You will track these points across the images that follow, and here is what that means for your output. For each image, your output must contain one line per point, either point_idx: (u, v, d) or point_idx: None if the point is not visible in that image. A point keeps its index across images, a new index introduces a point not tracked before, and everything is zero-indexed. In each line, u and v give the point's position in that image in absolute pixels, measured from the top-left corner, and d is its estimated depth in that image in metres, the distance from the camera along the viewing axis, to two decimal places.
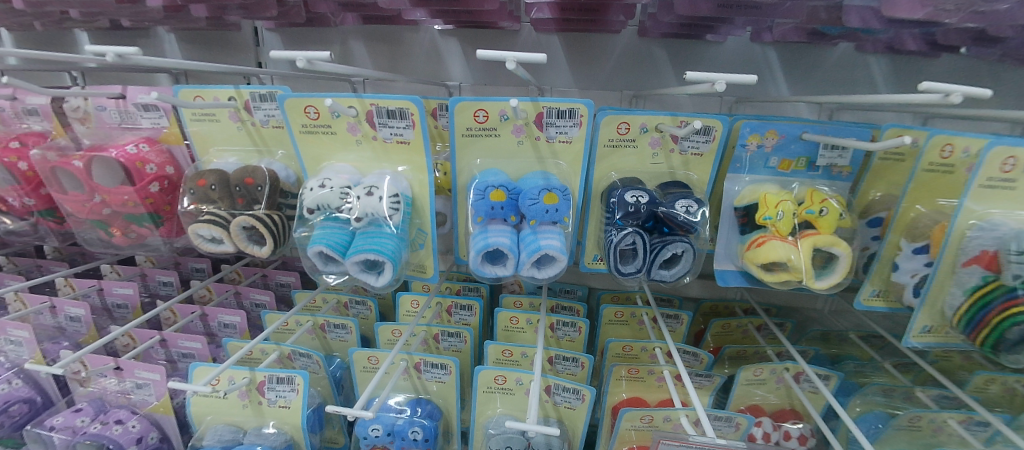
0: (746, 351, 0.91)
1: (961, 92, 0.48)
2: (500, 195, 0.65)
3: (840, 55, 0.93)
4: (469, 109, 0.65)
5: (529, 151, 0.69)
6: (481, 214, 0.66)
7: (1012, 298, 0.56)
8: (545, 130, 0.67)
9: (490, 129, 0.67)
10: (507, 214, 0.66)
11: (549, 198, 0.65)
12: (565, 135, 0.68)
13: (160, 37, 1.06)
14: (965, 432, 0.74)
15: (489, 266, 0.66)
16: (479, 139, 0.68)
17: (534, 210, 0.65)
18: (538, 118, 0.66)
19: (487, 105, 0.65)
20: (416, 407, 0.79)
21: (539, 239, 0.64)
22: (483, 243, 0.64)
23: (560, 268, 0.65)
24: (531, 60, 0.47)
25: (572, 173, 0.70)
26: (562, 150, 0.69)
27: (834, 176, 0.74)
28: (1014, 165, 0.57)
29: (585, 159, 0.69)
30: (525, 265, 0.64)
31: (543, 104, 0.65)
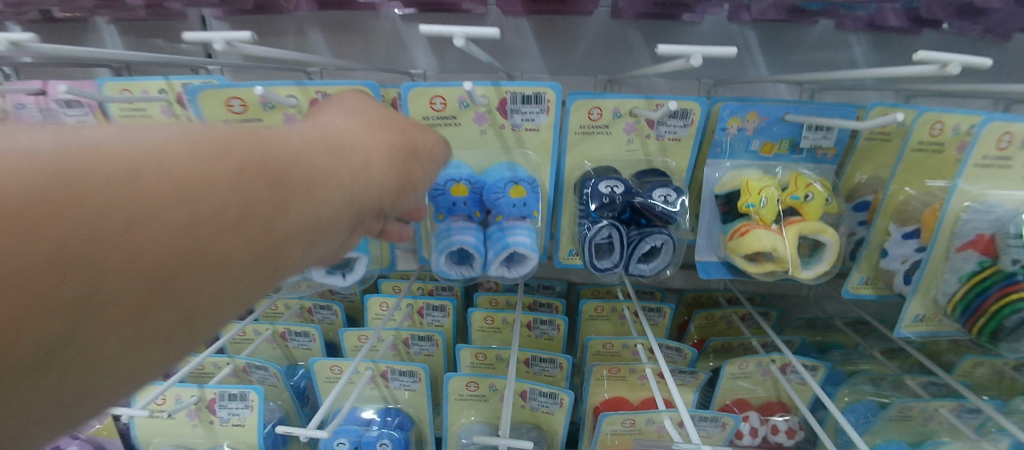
0: (731, 343, 0.88)
1: (959, 62, 0.44)
2: (463, 189, 0.60)
3: (821, 32, 0.88)
4: (425, 94, 0.60)
5: (493, 140, 0.64)
6: (443, 212, 0.61)
7: (1011, 284, 0.53)
8: (510, 117, 0.62)
9: (451, 118, 0.62)
10: (471, 210, 0.61)
11: (516, 191, 0.59)
12: (532, 123, 0.63)
13: (101, 30, 0.98)
14: (955, 420, 0.72)
15: (455, 267, 0.61)
16: (439, 129, 0.63)
17: (500, 205, 0.59)
18: (501, 105, 0.61)
19: (446, 91, 0.60)
20: (385, 417, 0.75)
21: (507, 237, 0.59)
22: (446, 243, 0.59)
23: (532, 267, 0.60)
24: (482, 36, 0.42)
25: (541, 163, 0.65)
26: (529, 139, 0.64)
27: (818, 159, 0.70)
28: (1009, 142, 0.55)
29: (555, 147, 0.64)
30: (493, 266, 0.60)
31: (507, 89, 0.60)
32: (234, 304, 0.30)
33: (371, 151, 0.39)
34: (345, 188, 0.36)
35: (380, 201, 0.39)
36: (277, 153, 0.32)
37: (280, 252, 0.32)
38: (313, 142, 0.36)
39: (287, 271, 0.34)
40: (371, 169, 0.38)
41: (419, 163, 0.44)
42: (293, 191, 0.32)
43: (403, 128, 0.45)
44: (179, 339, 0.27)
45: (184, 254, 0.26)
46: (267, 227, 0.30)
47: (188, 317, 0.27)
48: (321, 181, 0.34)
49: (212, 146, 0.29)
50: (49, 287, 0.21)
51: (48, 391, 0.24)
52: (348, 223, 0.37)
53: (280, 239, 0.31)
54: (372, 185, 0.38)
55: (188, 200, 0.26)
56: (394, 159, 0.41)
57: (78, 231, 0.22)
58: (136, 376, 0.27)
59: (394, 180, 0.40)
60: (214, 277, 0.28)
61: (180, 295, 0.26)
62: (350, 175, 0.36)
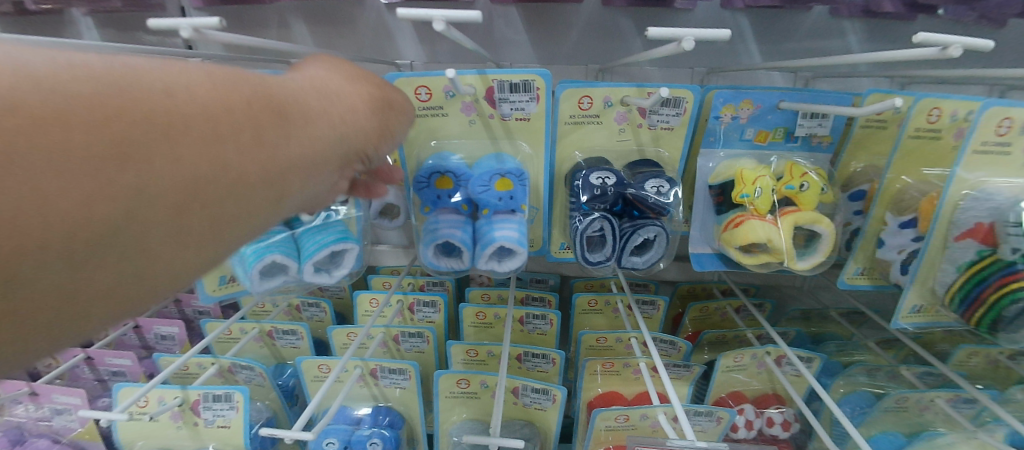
0: (726, 335, 0.87)
1: (961, 44, 0.42)
2: (448, 182, 0.59)
3: (815, 19, 0.87)
4: (410, 84, 0.58)
5: (482, 131, 0.62)
6: (429, 205, 0.61)
7: (1012, 273, 0.52)
8: (498, 107, 0.60)
9: (436, 108, 0.60)
10: (457, 203, 0.60)
11: (502, 184, 0.58)
12: (522, 112, 0.61)
13: (76, 22, 0.94)
14: (952, 411, 0.72)
15: (444, 260, 0.60)
16: (425, 120, 0.61)
17: (486, 197, 0.58)
18: (489, 94, 0.59)
19: (431, 80, 0.58)
20: (376, 416, 0.73)
21: (493, 230, 0.57)
22: (433, 236, 0.58)
23: (521, 260, 0.58)
24: (464, 20, 0.40)
25: (530, 154, 0.63)
26: (519, 129, 0.62)
27: (814, 147, 0.68)
28: (1009, 127, 0.54)
29: (546, 138, 0.63)
30: (480, 259, 0.58)
31: (494, 77, 0.58)
32: (253, 220, 0.32)
33: (356, 98, 0.41)
34: (337, 128, 0.38)
35: (366, 144, 0.41)
36: (275, 89, 0.35)
37: (290, 178, 0.34)
38: (305, 86, 0.38)
39: (295, 202, 0.36)
40: (358, 113, 0.40)
41: (401, 113, 0.46)
42: (293, 125, 0.34)
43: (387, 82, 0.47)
44: (207, 246, 0.30)
45: (212, 164, 0.28)
46: (277, 153, 0.33)
47: (215, 225, 0.30)
48: (316, 118, 0.36)
49: (222, 78, 0.32)
50: (112, 175, 0.24)
51: (106, 278, 0.26)
52: (342, 162, 0.39)
53: (290, 166, 0.34)
54: (360, 128, 0.40)
55: (211, 119, 0.29)
56: (378, 108, 0.43)
57: (129, 132, 0.25)
58: (176, 276, 0.29)
59: (378, 127, 0.42)
60: (237, 189, 0.30)
61: (209, 202, 0.29)
62: (340, 116, 0.38)
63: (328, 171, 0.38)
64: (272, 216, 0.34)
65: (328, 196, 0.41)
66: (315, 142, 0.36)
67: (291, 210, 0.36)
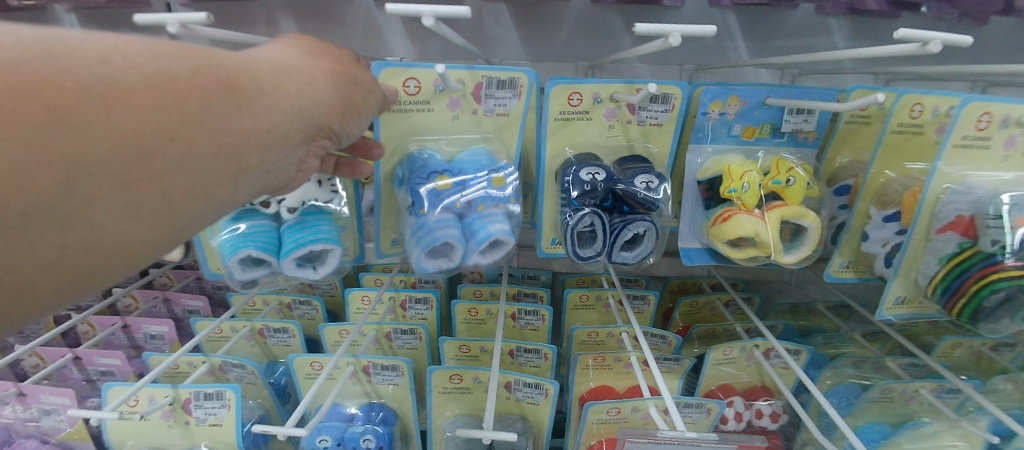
0: (715, 329, 0.88)
1: (940, 40, 0.43)
2: (447, 180, 0.58)
3: (801, 17, 0.88)
4: (398, 74, 0.58)
5: (465, 126, 0.62)
6: (426, 205, 0.57)
7: (992, 264, 0.53)
8: (483, 102, 0.61)
9: (424, 102, 0.60)
10: (455, 200, 0.57)
11: (497, 182, 0.59)
12: (503, 108, 0.62)
13: (60, 18, 0.93)
14: (936, 400, 0.73)
15: (433, 260, 0.56)
16: (412, 114, 0.61)
17: (483, 195, 0.58)
18: (476, 89, 0.60)
19: (421, 72, 0.58)
20: (369, 413, 0.74)
21: (486, 221, 0.55)
22: (430, 239, 0.54)
23: (507, 249, 0.57)
24: (453, 16, 0.40)
25: (511, 148, 0.64)
26: (501, 125, 0.63)
27: (800, 143, 0.69)
28: (988, 122, 0.56)
29: (522, 131, 0.64)
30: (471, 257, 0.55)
31: (483, 73, 0.59)
32: (209, 194, 0.33)
33: (316, 74, 0.42)
34: (297, 101, 0.39)
35: (330, 119, 0.42)
36: (227, 62, 0.35)
37: (248, 152, 0.34)
38: (262, 61, 0.38)
39: (255, 177, 0.36)
40: (316, 88, 0.41)
41: (368, 90, 0.47)
42: (252, 96, 0.35)
43: (348, 56, 0.47)
44: (157, 222, 0.30)
45: (156, 133, 0.28)
46: (230, 126, 0.33)
47: (166, 198, 0.30)
48: (273, 90, 0.37)
49: (168, 50, 0.32)
50: (46, 141, 0.24)
51: (47, 254, 0.26)
52: (305, 137, 0.40)
53: (250, 138, 0.34)
54: (322, 102, 0.41)
55: (152, 86, 0.29)
56: (339, 82, 0.44)
57: (65, 100, 0.25)
58: (124, 251, 0.29)
59: (340, 102, 0.43)
60: (188, 162, 0.30)
61: (158, 175, 0.29)
62: (300, 89, 0.39)
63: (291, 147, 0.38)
64: (229, 191, 0.34)
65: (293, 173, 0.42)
66: (274, 115, 0.36)
67: (254, 185, 0.37)
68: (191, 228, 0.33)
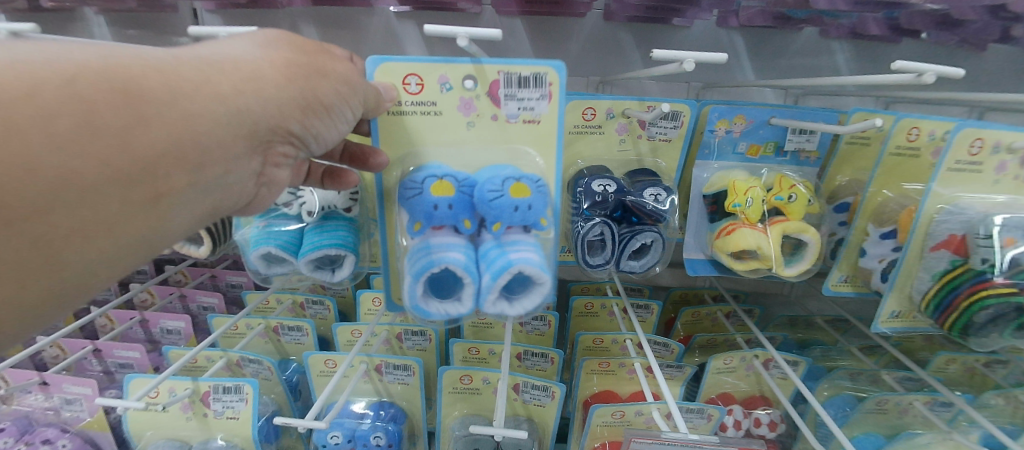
0: (716, 339, 0.91)
1: (934, 72, 0.47)
2: (447, 188, 0.51)
3: (806, 39, 0.92)
4: (398, 72, 0.53)
5: (484, 132, 0.56)
6: (420, 219, 0.50)
7: (982, 281, 0.56)
8: (504, 105, 0.55)
9: (428, 103, 0.54)
10: (459, 218, 0.51)
11: (518, 190, 0.50)
12: (530, 112, 0.55)
13: (88, 20, 0.95)
14: (929, 413, 0.76)
15: (435, 303, 0.49)
16: (418, 118, 0.55)
17: (498, 205, 0.50)
18: (494, 89, 0.54)
19: (425, 71, 0.53)
20: (379, 411, 0.76)
21: (509, 254, 0.48)
22: (426, 263, 0.47)
23: (541, 295, 0.49)
24: (485, 37, 0.43)
25: (548, 160, 0.57)
26: (527, 132, 0.56)
27: (802, 162, 0.73)
28: (980, 148, 0.59)
29: (558, 139, 0.56)
30: (490, 293, 0.47)
31: (502, 68, 0.53)
32: (100, 234, 0.32)
33: (268, 69, 0.40)
34: (238, 102, 0.37)
35: (284, 120, 0.40)
36: (186, 71, 0.36)
37: (171, 174, 0.34)
38: (198, 59, 0.37)
39: (185, 202, 0.36)
40: (266, 84, 0.39)
41: (337, 81, 0.44)
42: (178, 96, 0.34)
43: (320, 50, 0.45)
44: (31, 276, 0.30)
45: (11, 164, 0.27)
46: (130, 141, 0.31)
47: (35, 245, 0.29)
48: (199, 88, 0.35)
49: (36, 58, 0.30)
50: None
51: None
52: (250, 143, 0.39)
53: (177, 149, 0.34)
54: (272, 99, 0.39)
55: (5, 105, 0.27)
56: (300, 76, 0.41)
57: None
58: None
59: (299, 98, 0.41)
60: (63, 197, 0.29)
61: (20, 218, 0.27)
62: (242, 86, 0.38)
63: (233, 157, 0.38)
64: (141, 225, 0.34)
65: (246, 190, 0.42)
66: (203, 117, 0.35)
67: (186, 209, 0.37)
68: (97, 271, 0.33)
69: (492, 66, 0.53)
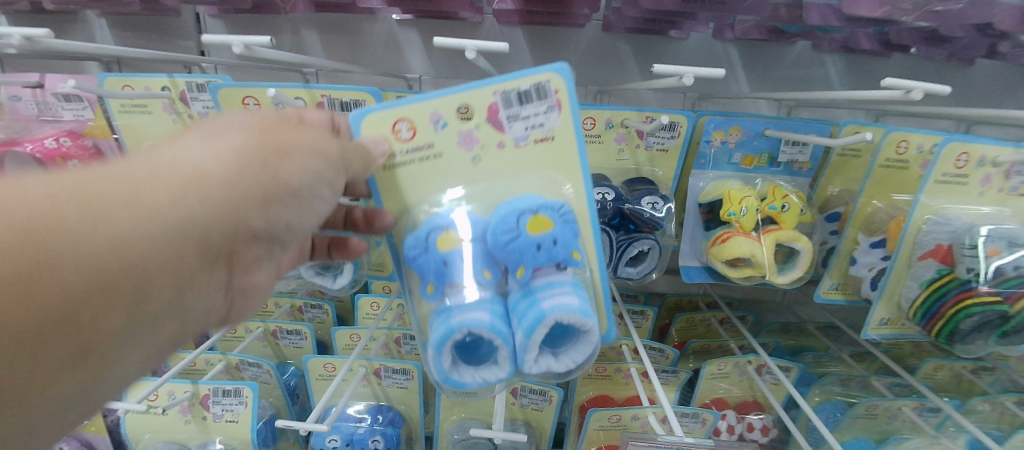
0: (710, 345, 0.92)
1: (921, 89, 0.49)
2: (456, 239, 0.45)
3: (798, 53, 0.94)
4: (386, 121, 0.48)
5: (493, 164, 0.50)
6: (433, 281, 0.44)
7: (967, 290, 0.58)
8: (510, 127, 0.49)
9: (425, 147, 0.49)
10: (475, 269, 0.44)
11: (536, 225, 0.44)
12: (540, 129, 0.49)
13: (90, 22, 0.95)
14: (918, 418, 0.77)
15: (469, 371, 0.44)
16: (417, 166, 0.49)
17: (516, 248, 0.44)
18: (493, 114, 0.48)
19: (414, 113, 0.48)
20: (377, 414, 0.76)
21: (540, 302, 0.42)
22: (449, 330, 0.40)
23: (590, 341, 0.44)
24: (492, 50, 0.45)
25: (569, 185, 0.50)
26: (541, 153, 0.50)
27: (795, 172, 0.75)
28: (966, 161, 0.61)
29: (579, 152, 0.50)
30: (528, 350, 0.41)
31: (495, 89, 0.48)
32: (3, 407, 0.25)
33: (217, 163, 0.34)
34: (182, 209, 0.31)
35: (243, 216, 0.35)
36: (113, 185, 0.30)
37: (102, 318, 0.28)
38: (134, 165, 0.32)
39: (125, 346, 0.30)
40: (214, 182, 0.33)
41: (301, 161, 0.39)
42: (104, 217, 0.28)
43: (283, 129, 0.40)
44: None
45: None
46: (35, 292, 0.25)
47: None
48: (129, 206, 0.29)
49: None
50: None
51: None
52: (203, 257, 0.34)
53: (110, 285, 0.28)
54: (221, 200, 0.33)
55: None
56: (257, 163, 0.36)
57: None
58: None
59: (259, 188, 0.36)
60: None
61: None
62: (184, 189, 0.32)
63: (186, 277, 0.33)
64: (66, 385, 0.28)
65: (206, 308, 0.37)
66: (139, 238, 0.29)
67: (128, 353, 0.31)
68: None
69: (482, 88, 0.48)
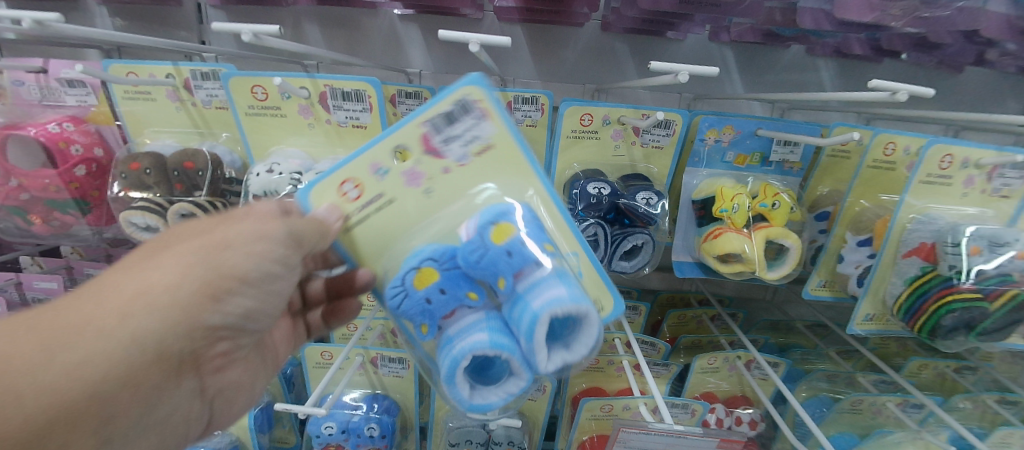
0: (701, 340, 0.94)
1: (906, 90, 0.50)
2: (431, 274, 0.44)
3: (792, 56, 0.96)
4: (333, 187, 0.48)
5: (448, 188, 0.49)
6: (425, 320, 0.44)
7: (948, 287, 0.60)
8: (452, 146, 0.49)
9: (377, 197, 0.48)
10: (460, 295, 0.44)
11: (500, 233, 0.44)
12: (478, 140, 0.49)
13: (90, 10, 0.95)
14: (901, 414, 0.80)
15: (490, 393, 0.43)
16: (376, 218, 0.49)
17: (487, 263, 0.43)
18: (428, 142, 0.48)
19: (355, 171, 0.48)
20: (373, 402, 0.77)
21: (530, 303, 0.41)
22: (453, 361, 0.40)
23: (595, 321, 0.42)
24: (494, 44, 0.46)
25: (526, 190, 0.51)
26: (488, 163, 0.49)
27: (786, 171, 0.77)
28: (950, 163, 0.63)
29: (523, 152, 0.50)
30: (536, 354, 0.41)
31: (420, 119, 0.48)
32: None
33: (161, 273, 0.39)
34: (131, 326, 0.36)
35: (195, 316, 0.40)
36: (72, 317, 0.35)
37: (72, 437, 0.34)
38: (93, 294, 0.37)
39: None
40: (158, 291, 0.38)
41: (243, 249, 0.43)
42: (58, 350, 0.33)
43: (228, 225, 0.44)
44: None
45: None
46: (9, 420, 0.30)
47: None
48: (83, 334, 0.34)
49: None
50: None
51: None
52: (163, 366, 0.39)
53: (75, 413, 0.34)
54: (168, 307, 0.38)
55: None
56: (197, 263, 0.40)
57: None
58: None
59: (205, 287, 0.40)
60: None
61: None
62: (130, 307, 0.36)
63: (150, 387, 0.39)
64: None
65: (172, 405, 0.44)
66: (92, 363, 0.34)
67: None
68: None
69: (408, 123, 0.48)
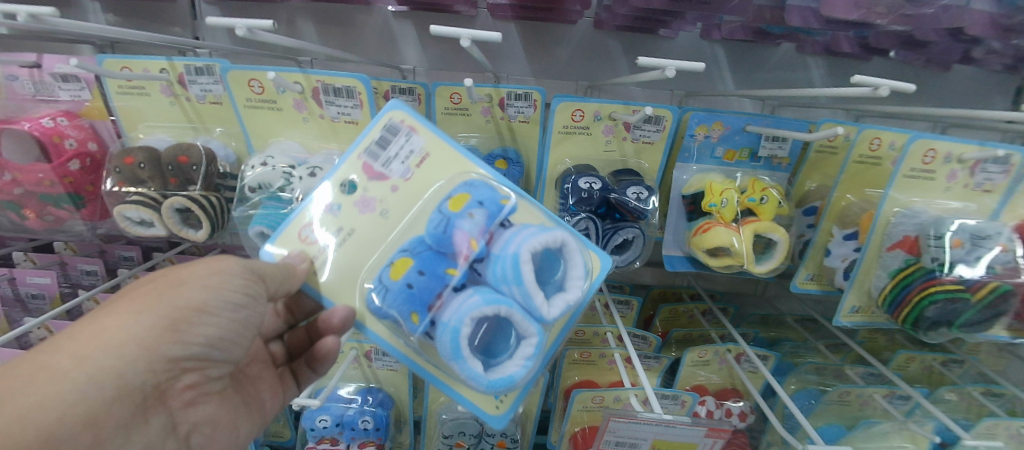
0: (691, 334, 0.96)
1: (888, 85, 0.51)
2: (407, 262, 0.45)
3: (782, 54, 0.98)
4: (295, 238, 0.51)
5: (401, 201, 0.52)
6: (413, 307, 0.43)
7: (931, 278, 0.61)
8: (392, 164, 0.53)
9: (338, 230, 0.51)
10: (440, 272, 0.44)
11: (457, 203, 0.48)
12: (413, 153, 0.53)
13: (84, 7, 0.95)
14: (888, 405, 0.81)
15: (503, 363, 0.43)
16: (343, 251, 0.50)
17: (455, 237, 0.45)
18: (368, 169, 0.52)
19: (313, 216, 0.51)
20: (367, 395, 0.78)
21: (508, 251, 0.44)
22: (457, 328, 0.41)
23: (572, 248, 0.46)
24: (487, 39, 0.47)
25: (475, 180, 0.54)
26: (429, 169, 0.53)
27: (774, 167, 0.78)
28: (933, 157, 0.64)
29: (457, 151, 0.53)
30: (534, 296, 0.42)
31: (358, 153, 0.53)
32: None
33: (115, 316, 0.41)
34: (88, 367, 0.38)
35: (156, 349, 0.41)
36: (25, 369, 0.37)
37: None
38: (49, 346, 0.39)
39: None
40: (116, 332, 0.40)
41: (199, 282, 0.45)
42: (13, 395, 0.35)
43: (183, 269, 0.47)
44: None
45: None
46: None
47: None
48: (38, 378, 0.36)
49: None
50: None
51: None
52: (126, 402, 0.40)
53: None
54: (129, 344, 0.40)
55: None
56: (155, 301, 0.42)
57: None
58: None
59: (162, 320, 0.42)
60: None
61: None
62: (87, 349, 0.38)
63: (116, 420, 0.40)
64: None
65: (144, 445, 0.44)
66: (49, 405, 0.36)
67: None
68: None
69: (347, 159, 0.53)
